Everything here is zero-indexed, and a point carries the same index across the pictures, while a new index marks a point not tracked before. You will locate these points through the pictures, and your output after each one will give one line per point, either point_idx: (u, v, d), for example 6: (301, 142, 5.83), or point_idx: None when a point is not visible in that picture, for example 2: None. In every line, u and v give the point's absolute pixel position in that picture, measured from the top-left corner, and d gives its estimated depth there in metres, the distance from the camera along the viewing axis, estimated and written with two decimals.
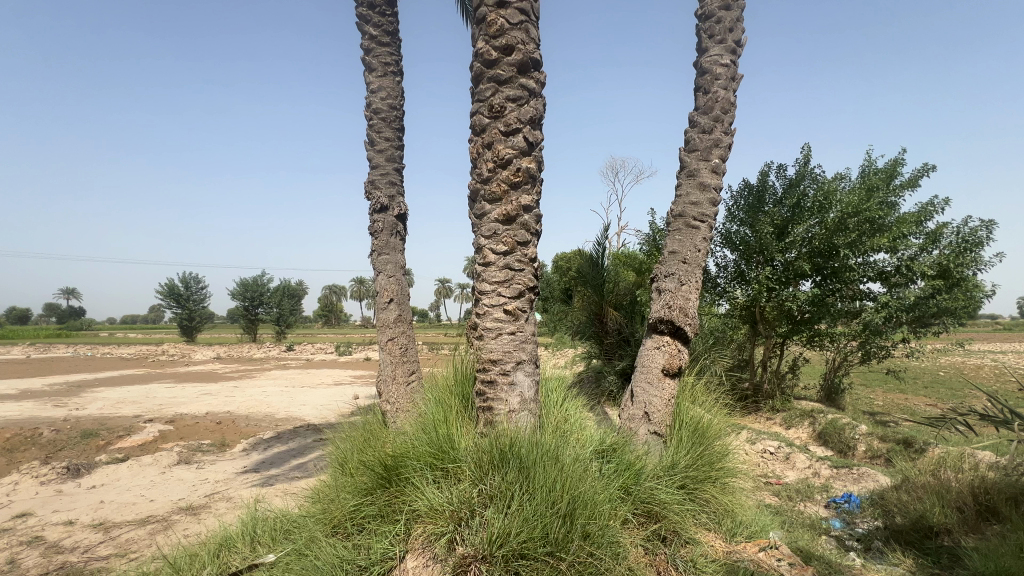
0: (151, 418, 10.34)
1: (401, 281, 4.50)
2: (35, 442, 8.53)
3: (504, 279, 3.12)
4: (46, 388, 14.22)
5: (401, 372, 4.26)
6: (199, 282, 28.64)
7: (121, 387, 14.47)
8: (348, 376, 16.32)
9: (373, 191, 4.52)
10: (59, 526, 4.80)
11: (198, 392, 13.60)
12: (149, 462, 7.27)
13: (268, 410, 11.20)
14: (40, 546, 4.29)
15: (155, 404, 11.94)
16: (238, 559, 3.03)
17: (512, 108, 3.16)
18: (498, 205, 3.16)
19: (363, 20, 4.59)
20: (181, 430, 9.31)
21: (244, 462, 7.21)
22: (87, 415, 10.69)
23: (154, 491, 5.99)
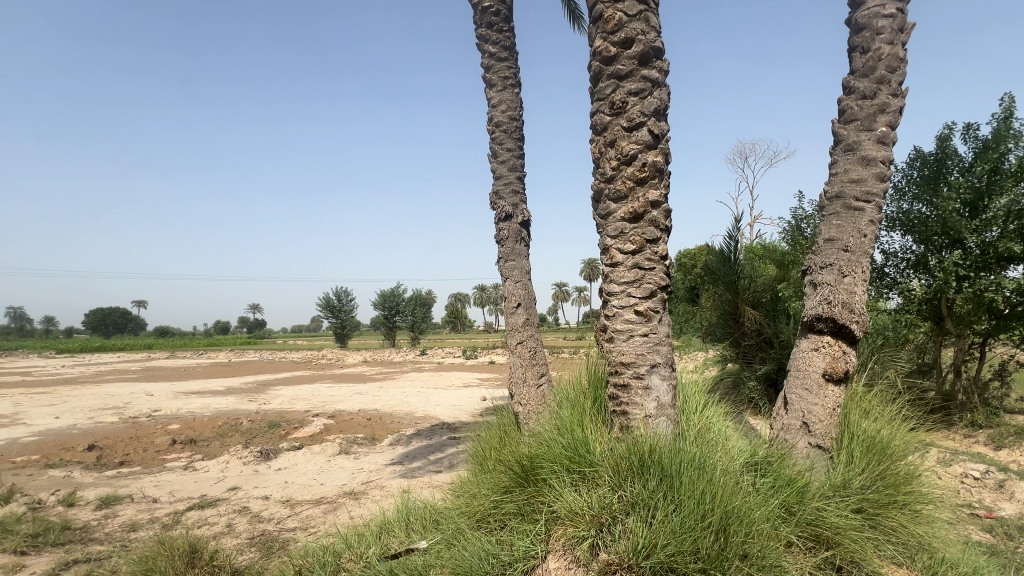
0: (317, 413, 12.07)
1: (527, 286, 4.62)
2: (238, 429, 10.51)
3: (634, 279, 3.01)
4: (242, 386, 17.47)
5: (531, 375, 4.34)
6: (348, 295, 32.84)
7: (294, 386, 17.16)
8: (476, 378, 17.26)
9: (498, 201, 4.72)
10: (259, 500, 5.83)
11: (352, 391, 15.53)
12: (318, 451, 8.48)
13: (408, 408, 12.34)
14: (246, 515, 5.25)
15: (320, 401, 13.92)
16: (396, 542, 3.35)
17: (634, 103, 3.07)
18: (623, 203, 3.08)
19: (482, 40, 4.84)
20: (341, 424, 10.71)
21: (391, 455, 8.03)
22: (272, 409, 12.87)
23: (323, 476, 6.96)
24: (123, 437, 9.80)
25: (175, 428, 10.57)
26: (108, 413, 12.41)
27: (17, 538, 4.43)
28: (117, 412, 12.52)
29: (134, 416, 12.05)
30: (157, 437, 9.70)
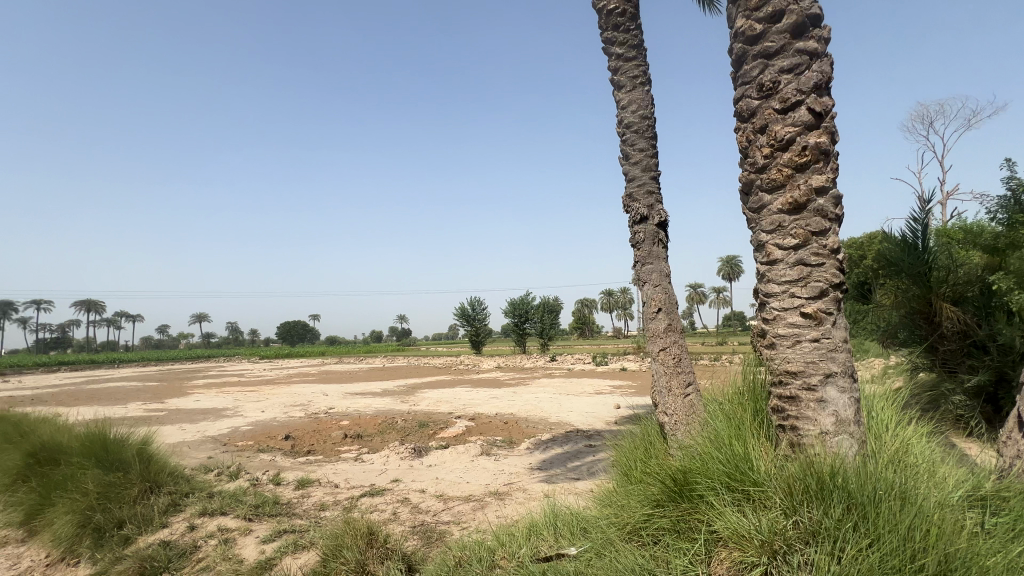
0: (459, 415, 12.99)
1: (667, 289, 4.41)
2: (395, 427, 11.81)
3: (798, 277, 2.68)
4: (396, 388, 19.61)
5: (677, 384, 4.11)
6: (481, 304, 34.93)
7: (439, 390, 18.71)
8: (608, 385, 16.92)
9: (632, 203, 4.60)
10: (416, 492, 6.45)
11: (489, 396, 16.39)
12: (462, 451, 9.10)
13: (543, 414, 12.59)
14: (407, 505, 5.85)
15: (461, 404, 14.96)
16: (546, 545, 3.43)
17: (788, 81, 2.75)
18: (780, 193, 2.77)
19: (609, 44, 4.80)
20: (481, 426, 11.35)
21: (529, 459, 8.26)
22: (421, 410, 14.21)
23: (469, 475, 7.44)
24: (309, 430, 11.70)
25: (345, 424, 12.29)
26: (297, 408, 14.95)
27: (245, 507, 5.56)
28: (304, 409, 15.00)
29: (316, 412, 14.30)
30: (333, 431, 11.38)
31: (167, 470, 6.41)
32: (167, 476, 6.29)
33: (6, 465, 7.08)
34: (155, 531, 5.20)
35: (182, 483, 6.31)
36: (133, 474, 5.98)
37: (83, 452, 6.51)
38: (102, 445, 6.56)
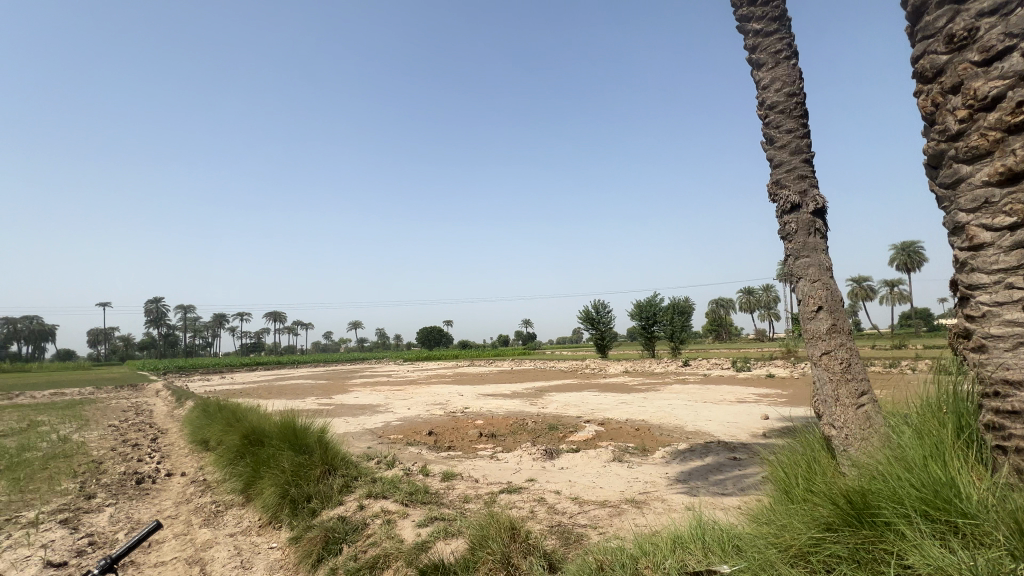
0: (589, 419, 12.91)
1: (829, 285, 3.89)
2: (525, 428, 12.21)
3: (1016, 264, 2.16)
4: (524, 391, 20.23)
5: (847, 393, 3.60)
6: (606, 307, 34.35)
7: (566, 393, 18.85)
8: (752, 393, 15.33)
9: (780, 191, 4.17)
10: (552, 493, 6.58)
11: (618, 401, 16.01)
12: (593, 455, 9.03)
13: (678, 422, 11.91)
14: (544, 504, 6.00)
15: (590, 408, 14.85)
16: (694, 560, 3.25)
17: (989, 25, 2.29)
18: (983, 163, 2.30)
19: (745, 21, 4.45)
20: (612, 432, 11.14)
21: (666, 468, 7.89)
22: (549, 413, 14.44)
23: (602, 480, 7.35)
24: (448, 427, 12.68)
25: (480, 423, 13.05)
26: (438, 407, 16.31)
27: (401, 493, 6.24)
28: (443, 407, 16.30)
29: (454, 411, 15.44)
30: (470, 429, 12.18)
31: (340, 456, 7.49)
32: (340, 461, 7.36)
33: (229, 444, 8.94)
34: (333, 507, 6.10)
35: (351, 467, 7.32)
36: (316, 457, 7.12)
37: (279, 437, 7.94)
38: (293, 431, 7.93)
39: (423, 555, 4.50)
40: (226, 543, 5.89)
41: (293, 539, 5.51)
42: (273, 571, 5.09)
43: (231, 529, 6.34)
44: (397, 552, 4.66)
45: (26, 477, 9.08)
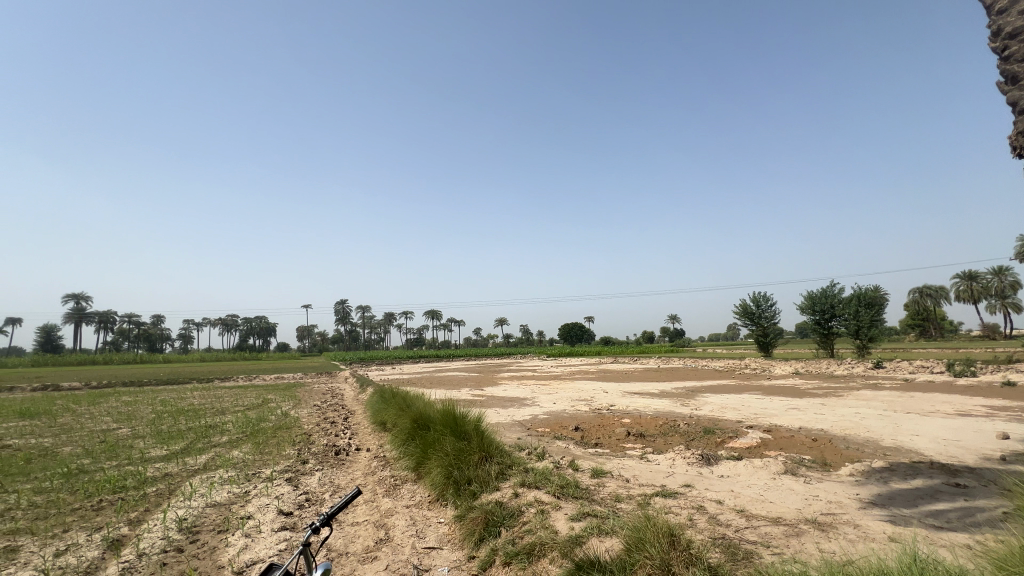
0: (751, 425, 11.62)
1: None
2: (677, 430, 11.50)
3: None
4: (674, 391, 19.12)
5: None
6: (769, 300, 30.77)
7: (722, 395, 17.29)
8: (980, 405, 12.12)
9: None
10: (712, 502, 6.07)
11: (787, 406, 14.12)
12: (760, 466, 8.09)
13: (869, 434, 10.02)
14: (703, 513, 5.56)
15: (752, 413, 13.37)
16: None
17: None
18: None
19: None
20: (781, 441, 9.86)
21: (856, 488, 6.69)
22: (704, 416, 13.36)
23: (772, 494, 6.55)
24: (594, 424, 12.62)
25: (627, 422, 12.70)
26: (583, 403, 16.36)
27: (553, 485, 6.41)
28: (587, 404, 16.25)
29: (599, 408, 15.33)
30: (617, 428, 11.94)
31: (495, 444, 8.00)
32: (495, 449, 7.86)
33: (402, 427, 10.21)
34: (491, 492, 6.53)
35: (505, 456, 7.76)
36: (474, 443, 7.72)
37: (443, 424, 8.82)
38: (454, 419, 8.73)
39: (578, 549, 4.54)
40: (403, 513, 6.71)
41: (458, 517, 6.03)
42: (443, 544, 5.64)
43: (406, 501, 7.21)
44: (552, 543, 4.78)
45: (262, 442, 11.60)
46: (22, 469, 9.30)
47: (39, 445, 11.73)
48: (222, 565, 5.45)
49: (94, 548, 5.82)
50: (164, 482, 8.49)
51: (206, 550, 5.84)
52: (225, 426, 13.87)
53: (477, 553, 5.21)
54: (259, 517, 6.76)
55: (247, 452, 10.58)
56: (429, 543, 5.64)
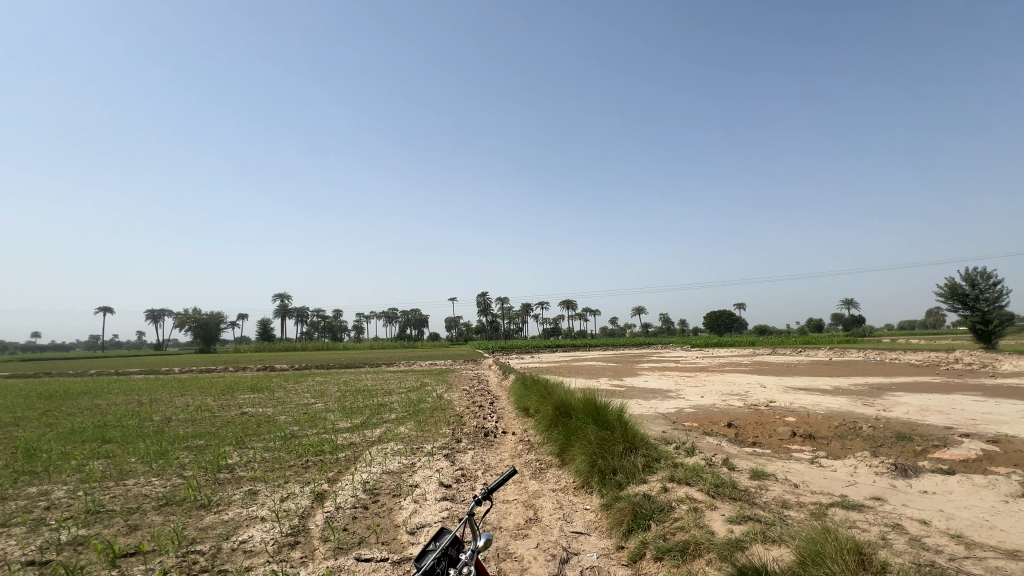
0: (967, 433, 9.37)
1: None
2: (858, 434, 9.80)
3: None
4: (852, 388, 16.36)
5: None
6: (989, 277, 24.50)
7: (920, 394, 14.27)
8: None
9: None
10: (914, 521, 5.05)
11: (1022, 412, 11.04)
12: (982, 484, 6.47)
13: None
14: (901, 533, 4.67)
15: (967, 418, 10.78)
16: None
17: None
18: None
19: None
20: (1014, 455, 7.75)
21: None
22: (897, 418, 11.13)
23: (1002, 520, 5.21)
24: (751, 421, 11.43)
25: (792, 421, 11.22)
26: (736, 398, 14.96)
27: (706, 483, 6.01)
28: (742, 399, 14.78)
29: (756, 403, 13.85)
30: (779, 427, 10.64)
31: (639, 436, 7.78)
32: (640, 440, 7.65)
33: (545, 413, 10.55)
34: (638, 483, 6.38)
35: (652, 448, 7.50)
36: (617, 434, 7.62)
37: (585, 413, 8.87)
38: (596, 408, 8.74)
39: (739, 554, 4.19)
40: (550, 496, 6.93)
41: (605, 505, 6.04)
42: (590, 530, 5.70)
43: (553, 485, 7.43)
44: (709, 544, 4.49)
45: (423, 421, 13.04)
46: (255, 431, 11.93)
47: (265, 413, 14.90)
48: (398, 524, 6.30)
49: (306, 498, 7.20)
50: (350, 449, 10.10)
51: (385, 510, 6.79)
52: (393, 405, 15.92)
53: (625, 544, 5.14)
54: (424, 486, 7.64)
55: (411, 429, 11.99)
56: (577, 528, 5.75)
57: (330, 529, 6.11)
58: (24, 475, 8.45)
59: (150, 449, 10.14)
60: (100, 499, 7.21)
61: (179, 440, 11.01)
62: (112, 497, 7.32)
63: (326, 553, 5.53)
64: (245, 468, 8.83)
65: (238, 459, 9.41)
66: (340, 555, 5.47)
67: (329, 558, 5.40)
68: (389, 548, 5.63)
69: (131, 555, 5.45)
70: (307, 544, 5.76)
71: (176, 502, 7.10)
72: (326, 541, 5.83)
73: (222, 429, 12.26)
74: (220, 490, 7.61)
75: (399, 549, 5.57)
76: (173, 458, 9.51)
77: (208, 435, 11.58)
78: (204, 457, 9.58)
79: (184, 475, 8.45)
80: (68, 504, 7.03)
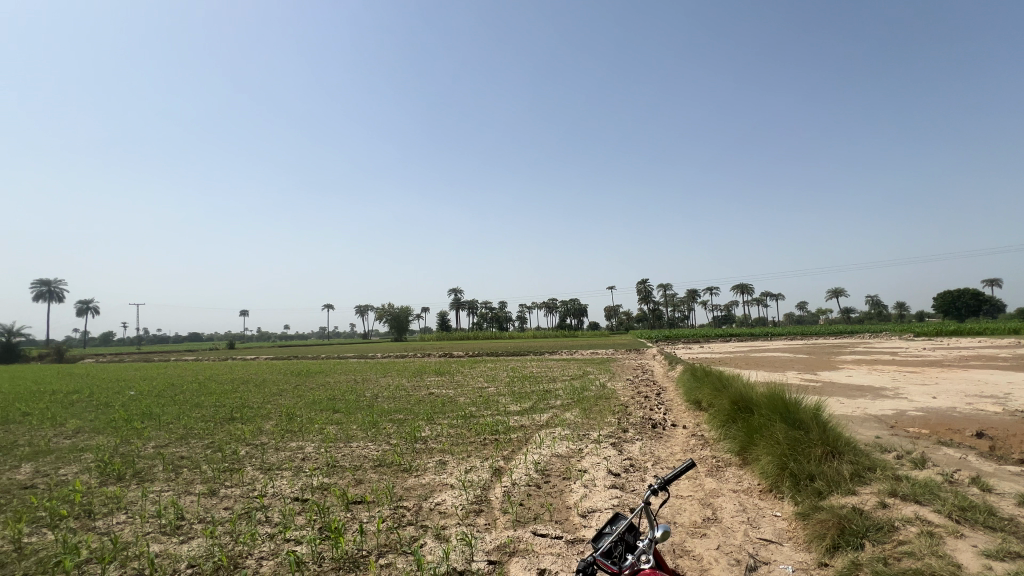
0: None
1: None
2: None
3: None
4: None
5: None
6: None
7: None
8: None
9: None
10: None
11: None
12: None
13: None
14: None
15: None
16: None
17: None
18: None
19: None
20: None
21: None
22: None
23: None
24: (1015, 432, 8.70)
25: None
26: (988, 401, 11.58)
27: (946, 504, 4.80)
28: (1000, 403, 11.33)
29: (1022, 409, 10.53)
30: None
31: (844, 439, 6.61)
32: (845, 445, 6.50)
33: (721, 408, 9.69)
34: (845, 495, 5.43)
35: (862, 455, 6.31)
36: (814, 435, 6.59)
37: (770, 409, 7.91)
38: (785, 405, 7.70)
39: None
40: (731, 497, 6.36)
41: (801, 514, 5.30)
42: (782, 540, 5.06)
43: (733, 485, 6.80)
44: None
45: (588, 408, 13.22)
46: (441, 410, 13.63)
47: (448, 394, 16.89)
48: (570, 506, 6.52)
49: (486, 472, 7.96)
50: (521, 431, 10.82)
51: (557, 491, 7.10)
52: (558, 392, 16.51)
53: (830, 561, 4.43)
54: (593, 473, 7.75)
55: (577, 416, 12.26)
56: (766, 535, 5.16)
57: (509, 502, 6.65)
58: (288, 432, 11.21)
59: (366, 419, 12.43)
60: (335, 456, 9.12)
61: (385, 413, 13.23)
62: (343, 455, 9.20)
63: (506, 523, 6.05)
64: (436, 441, 10.17)
65: (429, 432, 10.89)
66: (519, 527, 5.92)
67: (509, 528, 5.89)
68: (562, 527, 5.87)
69: (359, 502, 6.77)
70: (490, 513, 6.38)
71: (386, 464, 8.57)
72: (505, 513, 6.36)
73: (416, 406, 14.32)
74: (419, 457, 8.94)
75: (572, 530, 5.76)
76: (382, 427, 11.51)
77: (406, 410, 13.70)
78: (404, 429, 11.35)
79: (391, 442, 10.16)
80: (316, 457, 9.08)
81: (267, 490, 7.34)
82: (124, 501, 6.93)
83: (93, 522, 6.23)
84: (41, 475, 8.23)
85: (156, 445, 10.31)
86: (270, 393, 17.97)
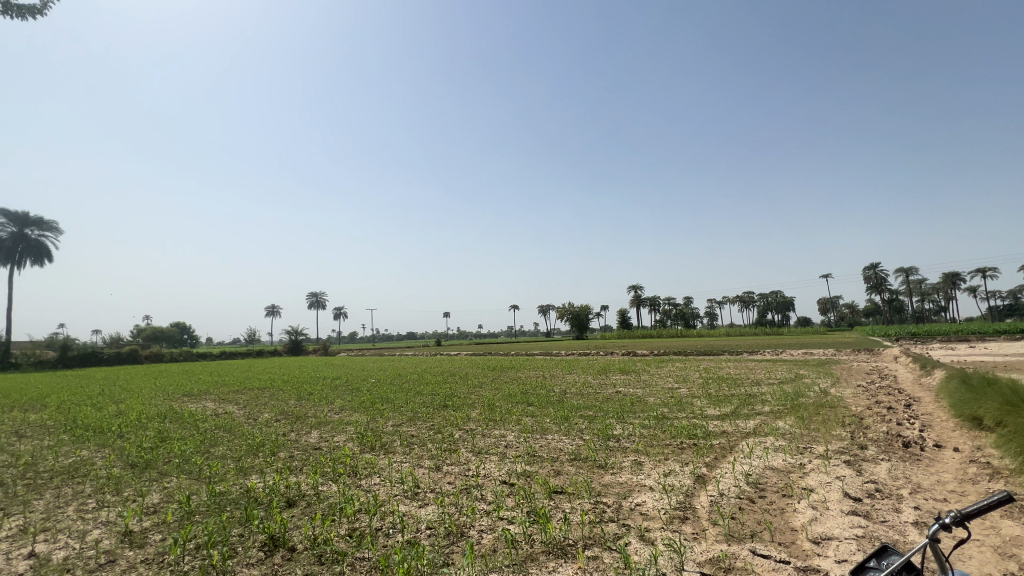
0: None
1: None
2: None
3: None
4: None
5: None
6: None
7: None
8: None
9: None
10: None
11: None
12: None
13: None
14: None
15: None
16: None
17: None
18: None
19: None
20: None
21: None
22: None
23: None
24: None
25: None
26: None
27: None
28: None
29: None
30: None
31: None
32: None
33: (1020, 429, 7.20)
34: None
35: None
36: None
37: None
38: None
39: None
40: None
41: None
42: None
43: None
44: None
45: (807, 417, 11.34)
46: (631, 409, 13.40)
47: (636, 393, 16.49)
48: (796, 528, 5.67)
49: (688, 478, 7.51)
50: (724, 437, 9.87)
51: (778, 509, 6.25)
52: (764, 396, 14.60)
53: None
54: (824, 493, 6.59)
55: (793, 425, 10.61)
56: None
57: (718, 514, 6.13)
58: (491, 421, 12.47)
59: (558, 414, 13.00)
60: (533, 446, 9.77)
61: (575, 409, 13.64)
62: (540, 446, 9.81)
63: (717, 536, 5.59)
64: (629, 440, 10.01)
65: (621, 431, 10.80)
66: (733, 542, 5.41)
67: (722, 542, 5.43)
68: (789, 552, 5.14)
69: (560, 493, 7.10)
70: (697, 522, 5.98)
71: (582, 458, 8.80)
72: (715, 524, 5.88)
73: (605, 404, 14.38)
74: (613, 455, 8.94)
75: (802, 556, 5.00)
76: (574, 422, 11.88)
77: (595, 407, 13.87)
78: (595, 425, 11.51)
79: (583, 437, 10.40)
80: (517, 446, 9.88)
81: (480, 471, 8.28)
82: (378, 467, 8.67)
83: (360, 480, 7.96)
84: (325, 440, 10.89)
85: (395, 424, 12.63)
86: (474, 385, 20.33)
